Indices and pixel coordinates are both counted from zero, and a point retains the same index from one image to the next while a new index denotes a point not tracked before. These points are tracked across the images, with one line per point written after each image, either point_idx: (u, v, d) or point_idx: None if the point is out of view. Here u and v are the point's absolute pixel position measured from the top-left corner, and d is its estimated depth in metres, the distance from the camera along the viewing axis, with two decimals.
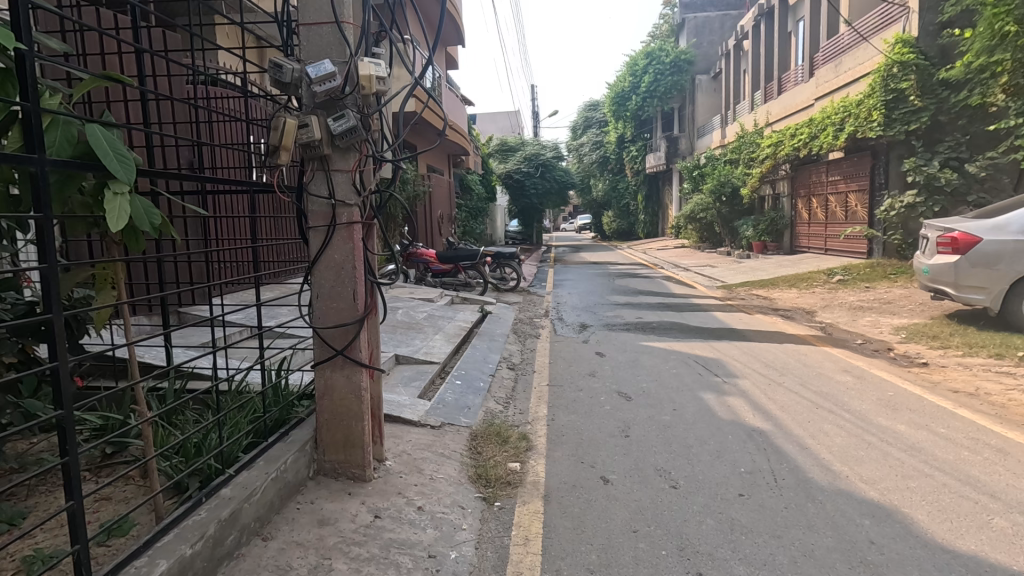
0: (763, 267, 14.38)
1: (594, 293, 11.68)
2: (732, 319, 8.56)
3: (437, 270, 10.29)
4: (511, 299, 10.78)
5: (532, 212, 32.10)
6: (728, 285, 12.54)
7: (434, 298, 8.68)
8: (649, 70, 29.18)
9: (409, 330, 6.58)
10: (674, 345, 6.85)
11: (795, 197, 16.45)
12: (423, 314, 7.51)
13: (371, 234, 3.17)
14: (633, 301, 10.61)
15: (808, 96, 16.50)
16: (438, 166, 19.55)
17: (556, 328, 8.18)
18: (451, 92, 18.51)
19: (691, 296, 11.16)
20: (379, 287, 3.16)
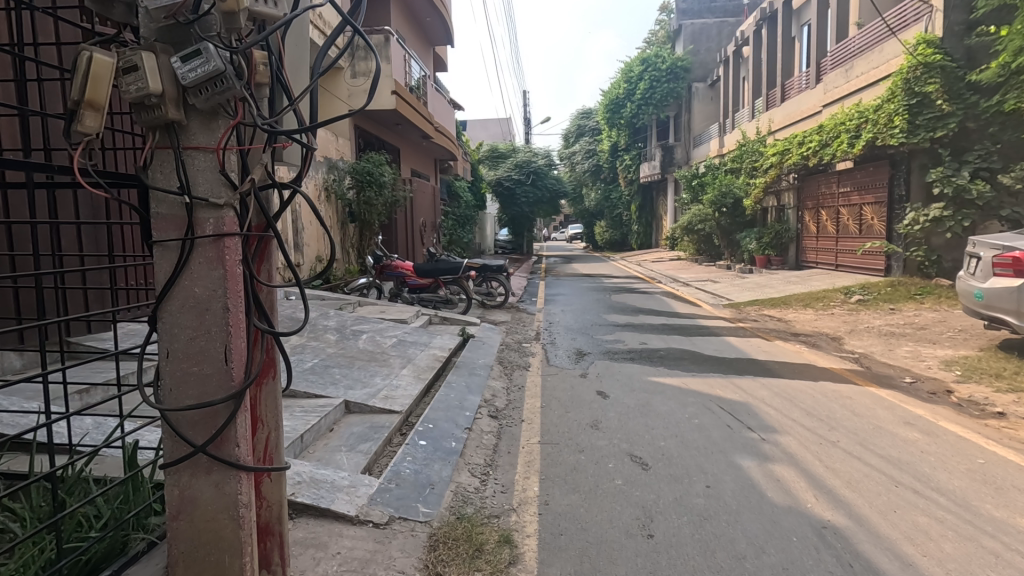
0: (770, 284, 13.40)
1: (590, 312, 10.59)
2: (749, 346, 7.49)
3: (415, 285, 9.14)
4: (498, 318, 9.66)
5: (523, 221, 31.11)
6: (735, 303, 11.54)
7: (408, 319, 7.53)
8: (645, 76, 28.40)
9: (372, 361, 5.43)
10: (690, 382, 5.75)
11: (801, 208, 15.53)
12: (392, 340, 6.36)
13: (269, 255, 2.01)
14: (634, 321, 9.52)
15: (817, 103, 15.60)
16: (424, 171, 18.48)
17: (549, 356, 7.06)
18: (440, 93, 17.40)
19: (697, 316, 10.11)
20: (280, 338, 2.02)
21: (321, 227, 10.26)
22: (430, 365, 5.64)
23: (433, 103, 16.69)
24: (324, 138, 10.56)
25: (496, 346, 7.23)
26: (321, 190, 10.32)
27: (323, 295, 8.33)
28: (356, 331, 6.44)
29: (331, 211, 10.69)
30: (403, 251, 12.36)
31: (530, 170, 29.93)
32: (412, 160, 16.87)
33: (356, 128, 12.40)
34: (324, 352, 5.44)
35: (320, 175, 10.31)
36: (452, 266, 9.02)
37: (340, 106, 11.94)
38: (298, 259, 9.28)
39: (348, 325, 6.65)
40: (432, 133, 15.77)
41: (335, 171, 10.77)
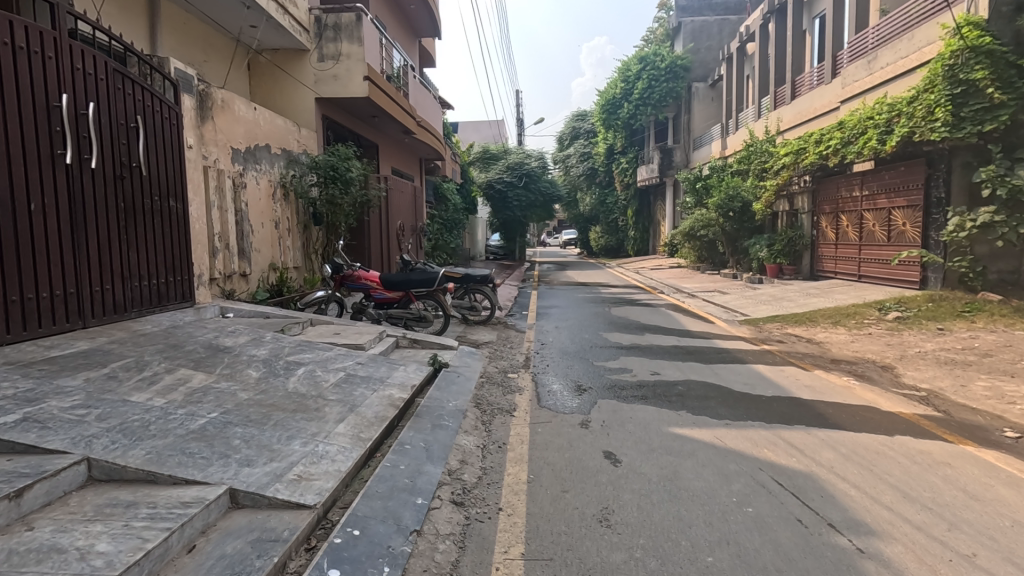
0: (786, 296, 12.10)
1: (588, 330, 9.20)
2: (786, 379, 6.11)
3: (381, 299, 7.71)
4: (480, 339, 8.24)
5: (515, 226, 29.80)
6: (752, 319, 10.20)
7: (366, 344, 6.10)
8: (643, 75, 27.19)
9: (299, 411, 3.99)
10: (725, 437, 4.35)
11: (816, 213, 14.27)
12: (337, 377, 4.91)
13: None
14: (640, 343, 8.12)
15: (834, 98, 14.34)
16: (406, 171, 17.11)
17: (540, 392, 5.64)
18: (425, 87, 16.01)
19: (712, 336, 8.74)
20: None
21: (278, 232, 8.83)
22: (380, 415, 4.22)
23: (418, 97, 15.30)
24: (281, 128, 9.13)
25: (475, 380, 5.81)
26: (278, 188, 8.89)
27: (268, 312, 6.90)
28: (292, 364, 5.00)
29: (291, 213, 9.26)
30: (377, 261, 10.95)
31: (522, 172, 28.63)
32: (393, 158, 15.46)
33: (325, 120, 10.97)
34: (235, 398, 4.01)
35: (276, 171, 8.89)
36: (421, 277, 7.63)
37: (306, 94, 10.50)
38: (247, 269, 7.84)
39: (284, 356, 5.20)
40: (415, 129, 14.37)
41: (297, 167, 9.35)
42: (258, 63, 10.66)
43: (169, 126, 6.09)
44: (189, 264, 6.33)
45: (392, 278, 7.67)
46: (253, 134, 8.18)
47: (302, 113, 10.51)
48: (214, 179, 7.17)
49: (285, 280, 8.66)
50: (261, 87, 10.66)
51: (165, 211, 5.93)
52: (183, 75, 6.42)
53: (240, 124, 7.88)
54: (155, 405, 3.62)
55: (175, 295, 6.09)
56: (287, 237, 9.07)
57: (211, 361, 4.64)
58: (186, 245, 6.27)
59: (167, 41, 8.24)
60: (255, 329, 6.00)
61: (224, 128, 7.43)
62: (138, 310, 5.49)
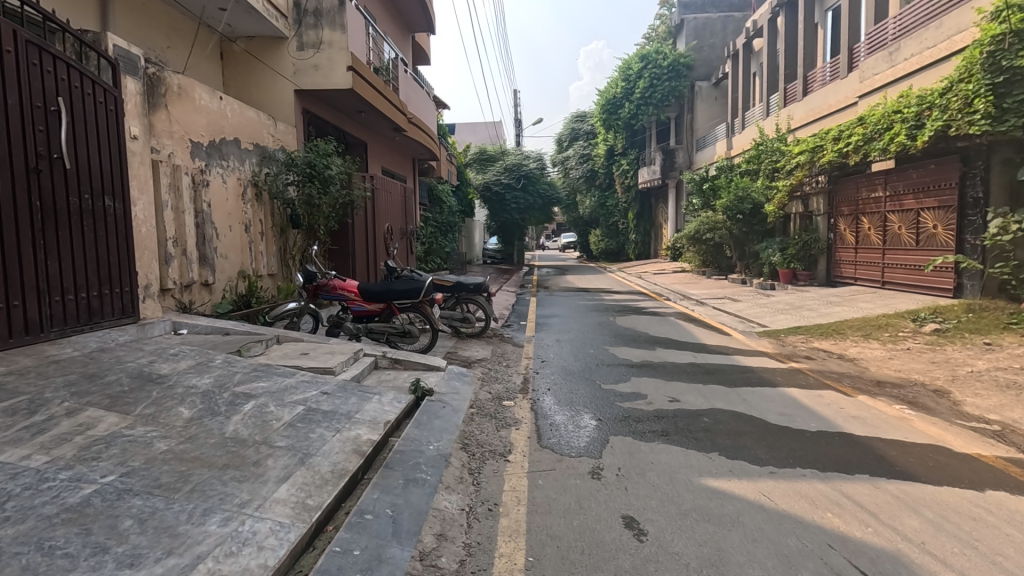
0: (805, 303, 11.25)
1: (593, 344, 8.32)
2: (827, 407, 5.22)
3: (360, 312, 6.80)
4: (473, 356, 7.35)
5: (513, 230, 28.97)
6: (771, 330, 9.35)
7: (336, 368, 5.21)
8: (644, 73, 26.37)
9: (231, 467, 3.10)
10: (774, 495, 3.46)
11: (833, 215, 13.44)
12: (293, 414, 4.02)
13: None
14: (651, 361, 7.23)
15: (851, 93, 13.50)
16: (399, 171, 16.25)
17: (541, 426, 4.75)
18: (417, 82, 15.16)
19: (731, 351, 7.87)
20: None
21: (249, 235, 7.95)
22: (339, 470, 3.33)
23: (410, 92, 14.45)
24: (254, 121, 8.25)
25: (464, 411, 4.94)
26: (248, 187, 8.01)
27: (228, 328, 6.02)
28: (239, 397, 4.11)
29: (264, 215, 8.38)
30: (361, 267, 10.09)
31: (520, 174, 27.81)
32: (383, 157, 14.59)
33: (305, 114, 10.11)
34: (149, 452, 3.12)
35: (247, 168, 8.01)
36: (401, 287, 6.73)
37: (284, 85, 9.64)
38: (210, 278, 6.97)
39: (232, 385, 4.31)
40: (406, 127, 13.52)
41: (270, 163, 8.47)
42: (232, 51, 9.79)
43: (106, 112, 5.21)
44: (131, 274, 5.46)
45: (368, 287, 6.78)
46: (218, 127, 7.31)
47: (281, 107, 9.66)
48: (168, 176, 6.29)
49: (256, 289, 7.79)
50: (235, 77, 9.79)
51: (99, 211, 5.04)
52: (124, 54, 5.54)
53: (202, 115, 7.00)
54: (32, 467, 2.74)
55: (113, 310, 5.20)
56: (260, 240, 8.20)
57: (134, 396, 3.76)
58: (129, 250, 5.39)
59: (121, 23, 7.39)
60: (205, 350, 5.11)
61: (180, 118, 6.55)
62: (59, 329, 4.62)
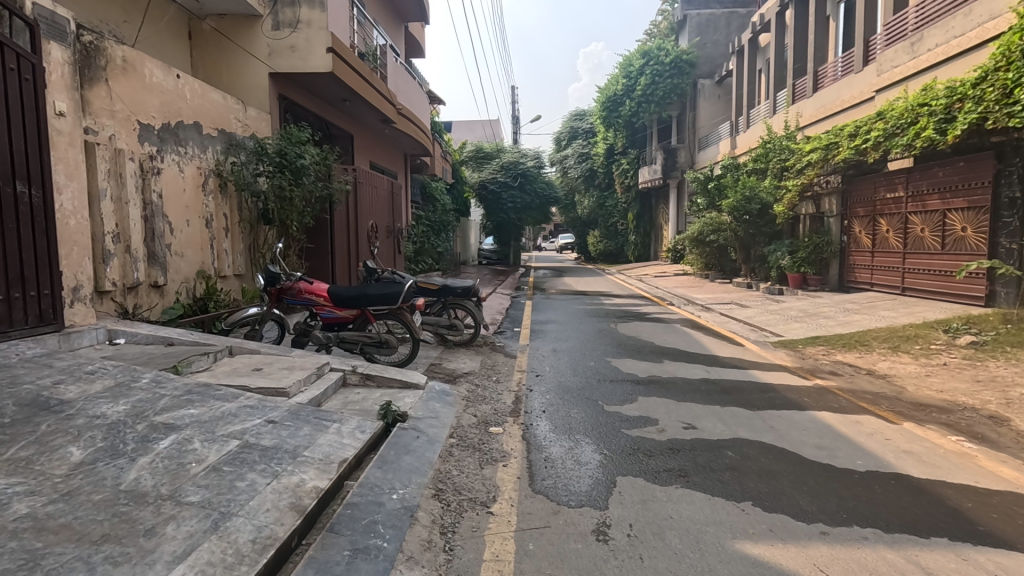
0: (819, 310, 10.50)
1: (592, 355, 7.53)
2: (872, 438, 4.43)
3: (329, 318, 5.99)
4: (458, 370, 6.54)
5: (509, 229, 28.19)
6: (787, 339, 8.57)
7: (291, 388, 4.39)
8: (646, 70, 25.56)
9: (108, 540, 2.29)
10: (832, 570, 2.66)
11: (846, 216, 12.71)
12: (220, 452, 3.20)
13: None
14: (659, 376, 6.44)
15: (868, 88, 12.73)
16: (388, 167, 15.44)
17: (533, 461, 3.95)
18: (408, 73, 14.36)
19: (746, 364, 7.08)
20: None
21: (210, 231, 7.13)
22: (262, 539, 2.51)
23: (400, 83, 13.66)
24: (219, 104, 7.43)
25: (442, 441, 4.14)
26: (211, 177, 7.18)
27: (172, 338, 5.20)
28: (155, 429, 3.29)
29: (230, 209, 7.56)
30: (340, 267, 9.28)
31: (517, 172, 27.05)
32: (371, 151, 13.78)
33: (282, 100, 9.30)
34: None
35: (209, 156, 7.19)
36: (374, 292, 5.91)
37: (257, 67, 8.83)
38: (161, 278, 6.15)
39: (151, 413, 3.50)
40: (395, 118, 12.73)
41: (237, 151, 7.65)
42: (201, 30, 8.99)
43: (19, 82, 4.38)
44: (53, 273, 4.64)
45: (338, 291, 5.97)
46: (173, 108, 6.49)
47: (253, 91, 8.86)
48: (107, 161, 5.46)
49: (217, 291, 6.96)
50: (204, 59, 8.98)
51: (6, 199, 4.22)
52: (47, 15, 4.71)
53: (154, 94, 6.18)
54: None
55: (24, 317, 4.37)
56: (224, 237, 7.38)
57: (11, 433, 2.95)
58: (50, 246, 4.57)
59: None
60: (134, 366, 4.29)
61: (124, 95, 5.72)
62: None
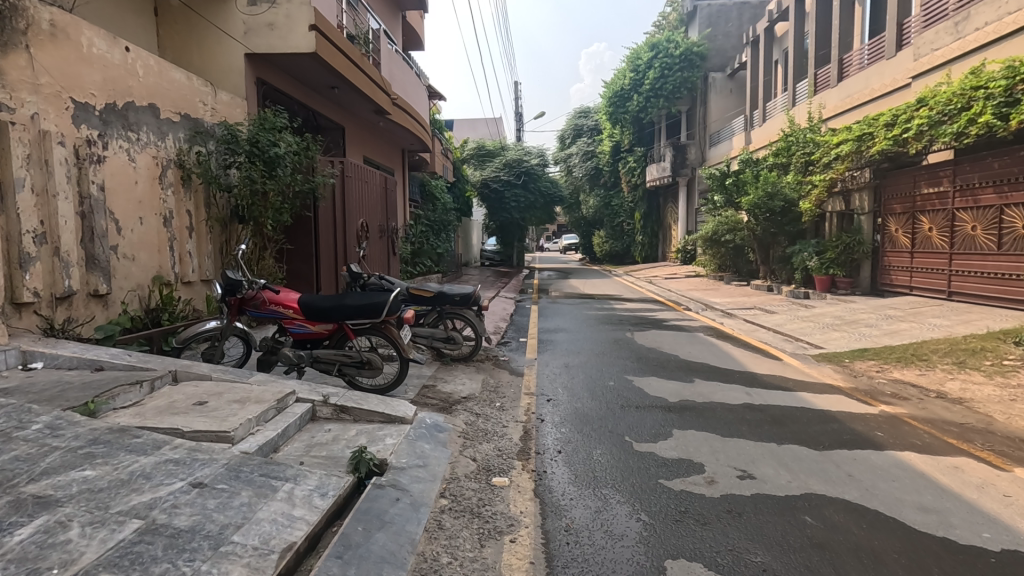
0: (858, 317, 9.47)
1: (610, 373, 6.55)
2: (989, 495, 3.42)
3: (300, 333, 5.03)
4: (455, 392, 5.55)
5: (512, 229, 27.18)
6: (830, 352, 7.55)
7: (239, 430, 3.40)
8: (655, 63, 24.55)
9: None
10: None
11: (879, 213, 11.71)
12: (104, 547, 2.22)
13: None
14: (692, 400, 5.45)
15: (903, 75, 11.72)
16: (384, 163, 14.50)
17: (551, 534, 2.97)
18: (404, 61, 13.41)
19: (792, 384, 6.07)
20: None
21: (169, 230, 6.16)
22: None
23: (395, 72, 12.73)
24: (182, 85, 6.47)
25: (430, 505, 3.15)
26: (171, 168, 6.22)
27: (102, 361, 4.21)
28: (16, 509, 2.33)
29: (195, 205, 6.60)
30: (324, 271, 8.31)
31: (520, 170, 26.09)
32: (364, 145, 12.84)
33: (260, 85, 8.34)
34: None
35: (169, 144, 6.22)
36: (352, 302, 4.88)
37: (231, 47, 7.87)
38: (104, 286, 5.19)
39: (23, 481, 2.55)
40: (390, 109, 11.79)
41: (204, 139, 6.68)
42: (168, 5, 8.04)
43: None
44: None
45: (310, 299, 4.97)
46: (120, 86, 5.53)
47: (227, 74, 7.91)
48: (28, 145, 4.51)
49: (174, 301, 5.98)
50: (172, 38, 8.04)
51: None
52: None
53: (95, 68, 5.23)
54: None
55: None
56: (188, 237, 6.42)
57: None
58: None
59: None
60: (32, 404, 3.33)
61: (52, 67, 4.76)
62: None
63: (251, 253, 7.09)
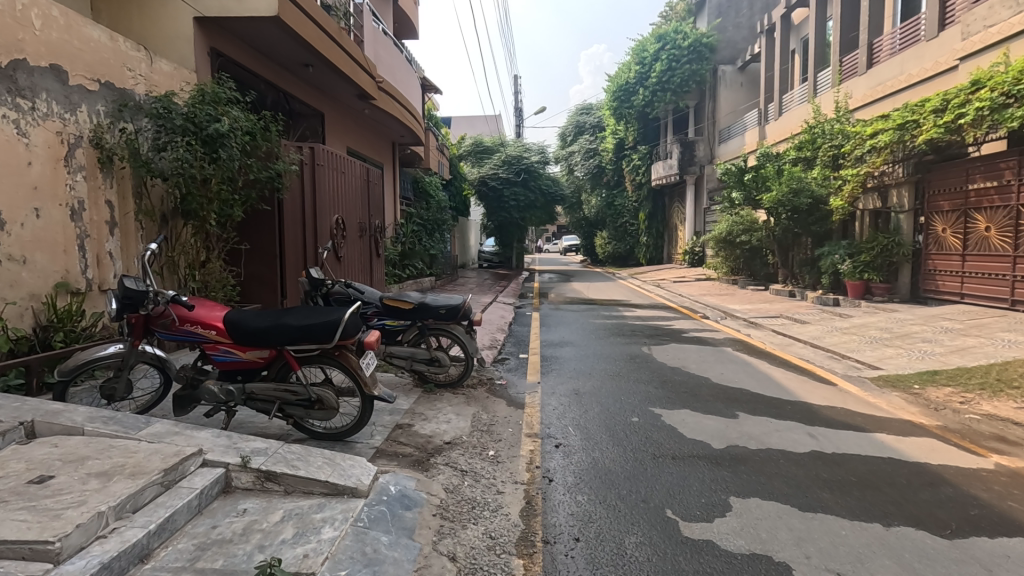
0: (911, 329, 8.22)
1: (629, 404, 5.31)
2: None
3: (225, 362, 3.75)
4: (436, 436, 4.31)
5: (511, 229, 25.94)
6: (892, 374, 6.31)
7: (70, 538, 2.13)
8: (661, 55, 23.29)
9: None
10: None
11: (922, 211, 10.52)
12: None
13: None
14: (743, 448, 4.20)
15: (948, 57, 10.50)
16: (372, 156, 13.27)
17: None
18: (392, 42, 12.18)
19: (862, 421, 4.83)
20: None
21: (79, 226, 4.90)
22: None
23: (381, 53, 11.49)
24: (102, 45, 5.22)
25: None
26: (82, 148, 4.95)
27: None
28: None
29: (119, 195, 5.33)
30: (289, 275, 7.06)
31: (520, 168, 24.86)
32: (348, 135, 11.59)
33: (215, 56, 7.09)
34: None
35: (82, 117, 4.97)
36: (296, 320, 3.63)
37: (177, 8, 6.61)
38: None
39: None
40: (375, 93, 10.54)
41: (131, 114, 5.41)
42: None
43: None
44: None
45: (240, 317, 3.70)
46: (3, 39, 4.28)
47: (173, 41, 6.64)
48: None
49: (79, 315, 4.74)
50: None
51: None
52: None
53: None
54: None
55: None
56: (107, 235, 5.17)
57: None
58: None
59: None
60: None
61: None
62: None
63: (169, 254, 5.72)
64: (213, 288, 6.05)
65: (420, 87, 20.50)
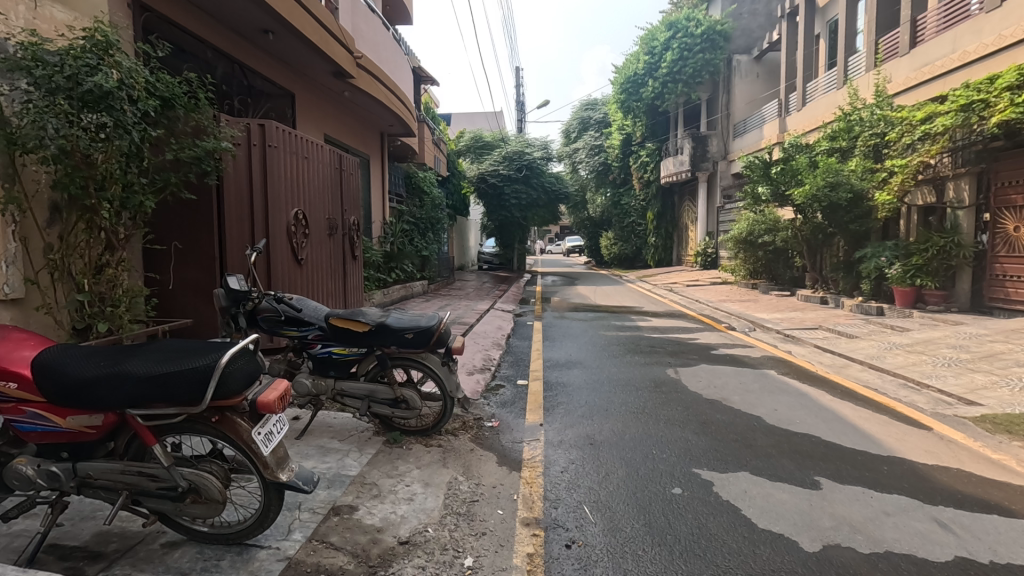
0: (994, 349, 6.77)
1: (663, 463, 3.90)
2: None
3: (40, 431, 2.35)
4: (386, 531, 2.89)
5: (512, 229, 24.50)
6: (1001, 412, 4.86)
7: None
8: (672, 44, 21.80)
9: None
10: None
11: (988, 206, 9.10)
12: None
13: None
14: (852, 553, 2.76)
15: (1018, 28, 9.06)
16: (355, 147, 11.87)
17: None
18: (376, 17, 10.76)
19: (1003, 494, 3.42)
20: None
21: None
22: None
23: (361, 28, 10.06)
24: None
25: None
26: None
27: None
28: None
29: None
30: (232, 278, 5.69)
31: (522, 164, 23.40)
32: (324, 120, 10.17)
33: (137, 9, 5.67)
34: None
35: None
36: (142, 367, 2.23)
37: None
38: None
39: None
40: (353, 71, 9.11)
41: None
42: None
43: None
44: None
45: (58, 360, 2.29)
46: None
47: None
48: None
49: None
50: None
51: None
52: None
53: None
54: None
55: None
56: None
57: None
58: None
59: None
60: None
61: None
62: None
63: (54, 257, 4.22)
64: (114, 299, 4.57)
65: (414, 77, 19.04)
